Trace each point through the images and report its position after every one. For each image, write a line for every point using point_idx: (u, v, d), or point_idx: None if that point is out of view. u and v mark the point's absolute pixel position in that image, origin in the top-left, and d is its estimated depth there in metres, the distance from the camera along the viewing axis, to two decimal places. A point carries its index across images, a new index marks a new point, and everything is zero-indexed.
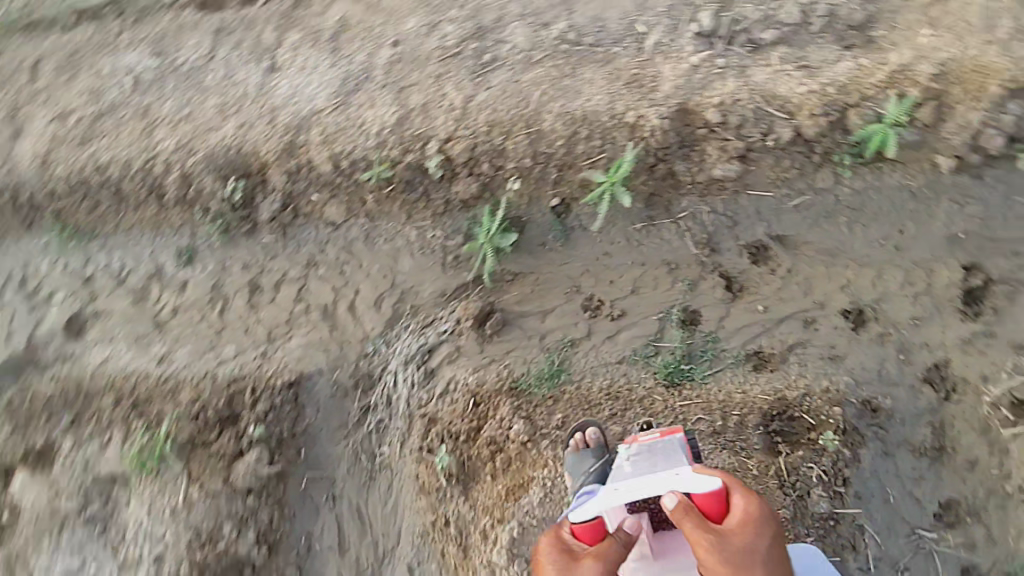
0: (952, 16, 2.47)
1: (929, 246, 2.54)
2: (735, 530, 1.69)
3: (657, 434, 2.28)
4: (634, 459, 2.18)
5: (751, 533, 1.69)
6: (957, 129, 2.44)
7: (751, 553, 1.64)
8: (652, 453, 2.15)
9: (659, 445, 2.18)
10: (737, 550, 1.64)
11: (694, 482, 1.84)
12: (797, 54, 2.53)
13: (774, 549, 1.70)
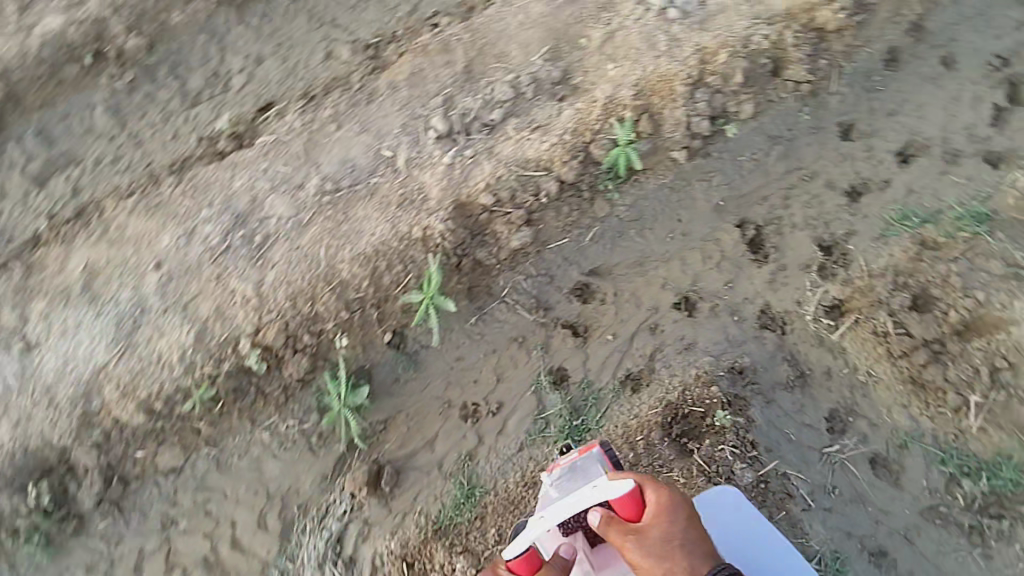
0: (626, 46, 2.86)
1: (704, 221, 2.91)
2: (653, 524, 2.06)
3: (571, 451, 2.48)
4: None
5: (668, 520, 2.07)
6: (674, 126, 2.81)
7: (667, 537, 2.06)
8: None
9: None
10: (657, 540, 2.04)
11: (603, 488, 2.08)
12: (526, 118, 2.83)
13: (683, 523, 2.10)
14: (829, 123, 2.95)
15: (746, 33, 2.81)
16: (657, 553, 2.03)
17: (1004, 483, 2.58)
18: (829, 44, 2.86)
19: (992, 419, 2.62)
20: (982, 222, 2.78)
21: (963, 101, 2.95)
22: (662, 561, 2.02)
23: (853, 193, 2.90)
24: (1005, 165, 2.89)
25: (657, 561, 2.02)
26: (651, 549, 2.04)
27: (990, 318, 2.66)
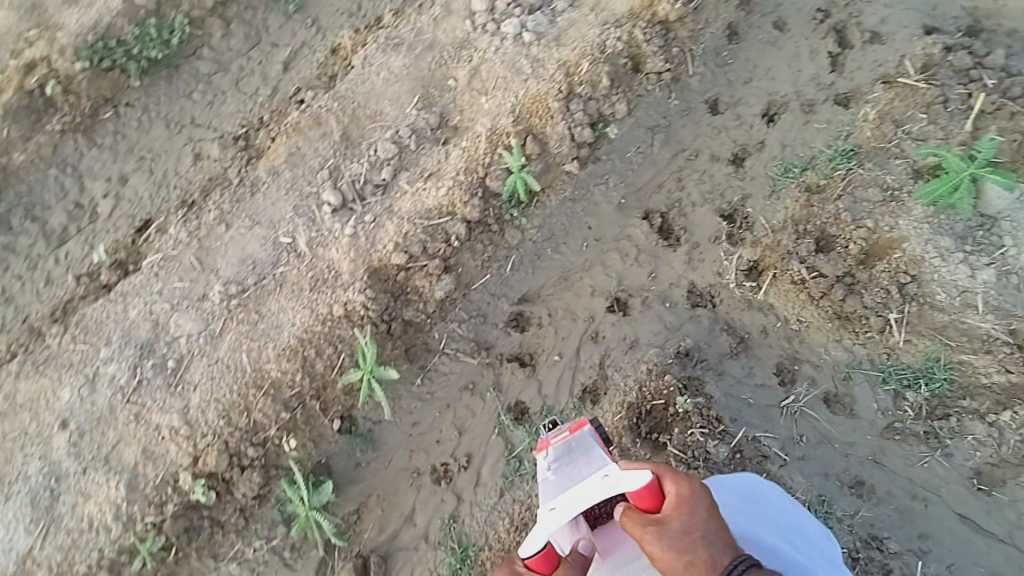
0: (492, 78, 3.03)
1: (612, 221, 2.99)
2: (673, 515, 1.82)
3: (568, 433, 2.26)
4: (556, 468, 2.15)
5: (688, 513, 1.83)
6: (559, 141, 2.89)
7: (690, 532, 1.79)
8: (570, 455, 2.15)
9: (572, 444, 2.19)
10: (677, 532, 1.78)
11: (618, 477, 1.85)
12: (417, 169, 2.94)
13: (710, 515, 1.84)
14: (695, 102, 3.15)
15: (598, 41, 3.01)
16: (679, 547, 1.76)
17: (943, 385, 2.58)
18: (675, 35, 3.08)
19: (918, 332, 2.62)
20: (850, 156, 2.90)
21: (802, 56, 3.20)
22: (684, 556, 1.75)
23: (736, 160, 3.06)
24: (855, 103, 3.09)
25: (677, 556, 1.75)
26: (671, 543, 1.77)
27: (882, 237, 2.69)
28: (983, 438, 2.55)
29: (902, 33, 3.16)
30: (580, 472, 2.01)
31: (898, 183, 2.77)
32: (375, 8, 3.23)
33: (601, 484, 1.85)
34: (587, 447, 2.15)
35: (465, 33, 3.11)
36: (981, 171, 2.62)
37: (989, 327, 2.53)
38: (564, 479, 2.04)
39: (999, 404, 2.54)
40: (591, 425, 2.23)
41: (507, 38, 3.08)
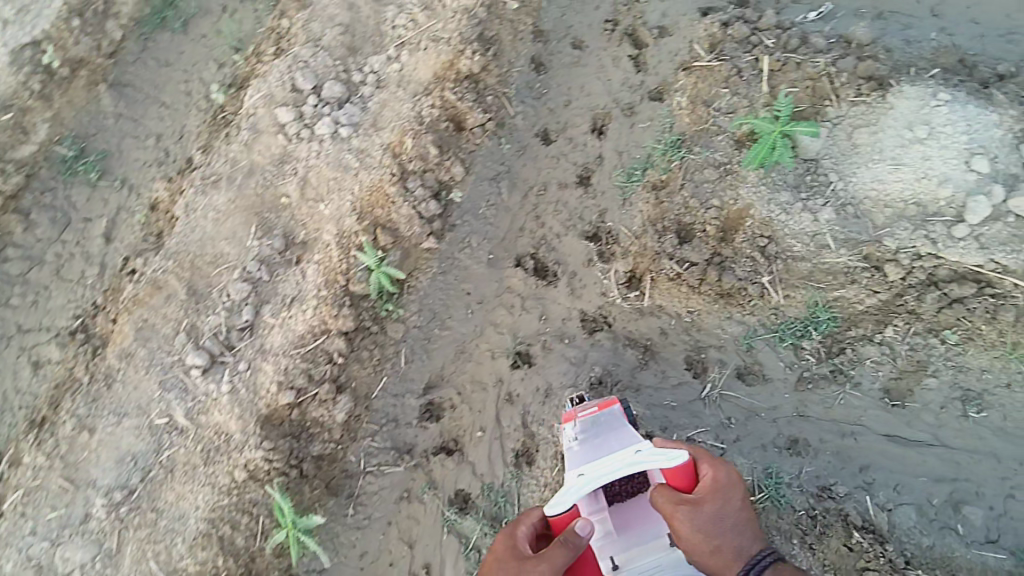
0: (324, 181, 2.98)
1: (488, 278, 2.98)
2: (707, 498, 2.18)
3: (598, 409, 2.42)
4: (585, 439, 2.32)
5: (721, 500, 2.19)
6: (408, 225, 2.88)
7: (718, 516, 2.15)
8: (599, 431, 2.32)
9: (601, 419, 2.38)
10: (709, 513, 2.13)
11: (654, 454, 2.04)
12: (278, 298, 2.83)
13: (734, 504, 2.21)
14: (528, 139, 3.21)
15: (414, 114, 3.04)
16: (709, 528, 2.10)
17: (828, 323, 2.71)
18: (485, 86, 3.17)
19: (793, 285, 2.74)
20: (679, 146, 2.99)
21: (607, 67, 3.35)
22: (711, 537, 2.10)
23: (582, 181, 3.12)
24: (667, 96, 3.22)
25: (703, 536, 2.09)
26: (701, 526, 2.10)
27: (732, 212, 2.81)
28: (879, 359, 2.69)
29: (683, 21, 3.36)
30: (613, 448, 2.19)
31: (726, 157, 2.90)
32: (178, 152, 3.27)
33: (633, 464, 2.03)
34: (614, 424, 2.34)
35: (282, 146, 3.05)
36: (788, 128, 2.79)
37: (846, 260, 2.69)
38: (595, 452, 2.22)
39: (880, 323, 2.70)
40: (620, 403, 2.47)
41: (325, 139, 3.04)
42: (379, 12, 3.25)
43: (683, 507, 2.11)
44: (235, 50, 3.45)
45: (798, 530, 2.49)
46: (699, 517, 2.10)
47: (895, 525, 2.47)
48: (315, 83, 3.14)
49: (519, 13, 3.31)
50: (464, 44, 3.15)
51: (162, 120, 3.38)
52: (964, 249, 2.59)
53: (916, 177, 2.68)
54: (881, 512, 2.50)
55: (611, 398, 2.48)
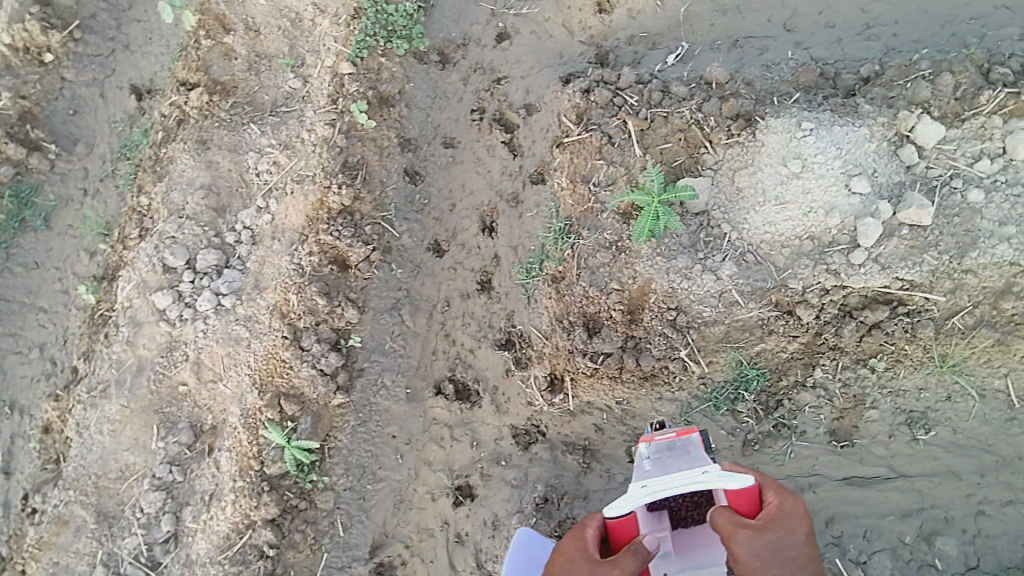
0: (218, 360, 2.87)
1: (409, 415, 2.86)
2: (771, 526, 2.03)
3: (673, 436, 2.38)
4: (654, 458, 2.31)
5: (785, 529, 2.04)
6: (311, 388, 2.77)
7: (777, 541, 2.00)
8: (673, 453, 2.30)
9: (675, 444, 2.35)
10: (769, 541, 1.99)
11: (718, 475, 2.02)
12: (196, 498, 2.73)
13: (801, 537, 2.05)
14: (420, 256, 3.11)
15: (294, 266, 2.94)
16: (767, 555, 1.97)
17: (758, 380, 2.60)
18: (361, 215, 3.05)
19: (713, 350, 2.63)
20: (567, 232, 2.89)
21: (484, 157, 3.24)
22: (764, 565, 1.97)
23: (483, 286, 3.02)
24: (548, 176, 3.10)
25: (756, 562, 1.97)
26: (756, 548, 1.98)
27: (633, 290, 2.68)
28: (817, 404, 2.58)
29: (547, 93, 3.22)
30: (676, 468, 2.16)
31: (616, 234, 2.77)
32: (64, 360, 3.18)
33: (692, 483, 2.02)
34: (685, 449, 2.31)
35: (167, 333, 2.92)
36: (665, 198, 2.67)
37: (758, 313, 2.59)
38: (660, 469, 2.20)
39: (808, 366, 2.59)
40: (699, 432, 2.38)
41: (208, 315, 2.94)
42: (239, 159, 3.24)
43: (741, 527, 2.01)
44: (101, 236, 3.37)
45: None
46: (754, 540, 1.98)
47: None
48: (186, 257, 3.04)
49: (380, 129, 3.18)
50: (329, 179, 3.04)
51: (42, 326, 3.29)
52: (867, 274, 2.53)
53: (803, 212, 2.62)
54: (855, 568, 2.37)
55: (689, 427, 2.43)
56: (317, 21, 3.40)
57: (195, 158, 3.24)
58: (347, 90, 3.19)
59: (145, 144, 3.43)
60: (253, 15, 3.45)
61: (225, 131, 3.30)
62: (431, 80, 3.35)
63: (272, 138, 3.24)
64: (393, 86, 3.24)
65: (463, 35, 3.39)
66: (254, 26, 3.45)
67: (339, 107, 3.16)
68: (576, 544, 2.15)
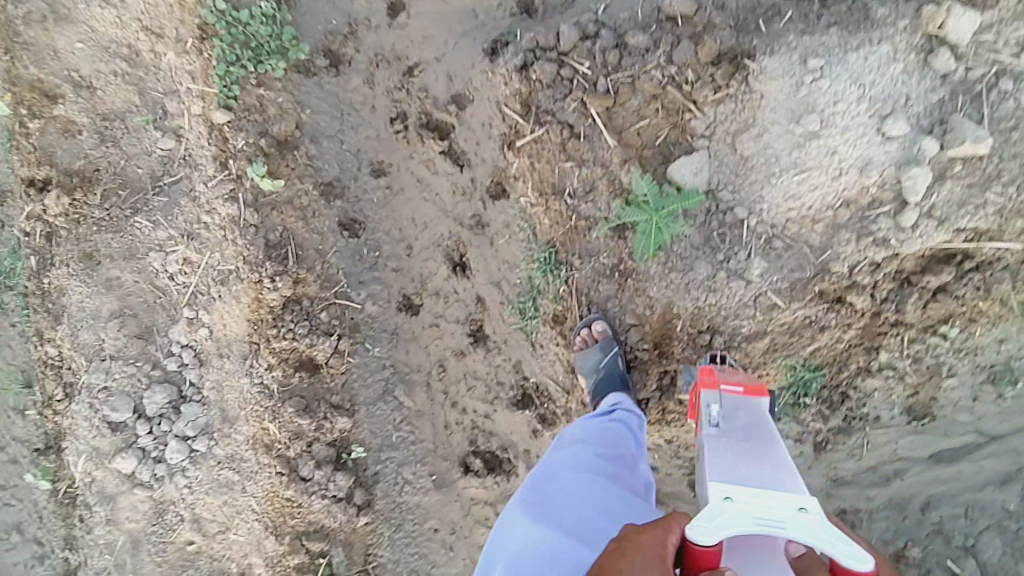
0: (218, 510, 2.54)
1: (445, 504, 2.61)
2: None
3: (742, 395, 1.80)
4: (725, 432, 1.68)
5: None
6: (329, 520, 2.48)
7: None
8: (750, 436, 1.65)
9: (751, 415, 1.76)
10: None
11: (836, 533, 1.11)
12: None
13: None
14: (393, 320, 2.67)
15: (258, 388, 2.49)
16: None
17: (816, 380, 2.29)
18: (311, 300, 2.53)
19: (761, 364, 2.30)
20: (554, 261, 2.46)
21: (425, 178, 2.68)
22: None
23: (476, 338, 2.63)
24: (509, 186, 2.58)
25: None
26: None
27: (654, 321, 2.34)
28: (888, 386, 2.28)
29: (477, 75, 2.58)
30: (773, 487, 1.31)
31: (613, 257, 2.35)
32: (51, 540, 2.70)
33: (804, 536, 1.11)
34: (763, 424, 1.71)
35: (148, 498, 2.55)
36: (665, 211, 2.24)
37: (803, 313, 2.23)
38: (735, 463, 1.49)
39: (871, 351, 2.25)
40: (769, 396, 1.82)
41: (185, 466, 2.54)
42: (140, 265, 2.63)
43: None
44: (29, 391, 2.73)
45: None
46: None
47: (985, 564, 2.17)
48: (132, 406, 2.56)
49: (292, 184, 2.55)
50: (256, 271, 2.48)
51: (10, 504, 2.74)
52: (921, 235, 2.09)
53: (833, 177, 2.11)
54: (966, 557, 2.20)
55: (758, 385, 1.85)
56: (159, 51, 2.61)
57: (89, 280, 2.63)
58: (235, 145, 2.51)
59: (23, 269, 2.72)
60: (77, 66, 2.63)
61: (109, 234, 2.65)
62: (330, 92, 2.65)
63: (170, 228, 2.61)
64: (287, 122, 2.55)
65: (346, 19, 2.65)
66: (85, 81, 2.64)
67: (234, 171, 2.51)
68: (647, 544, 1.18)
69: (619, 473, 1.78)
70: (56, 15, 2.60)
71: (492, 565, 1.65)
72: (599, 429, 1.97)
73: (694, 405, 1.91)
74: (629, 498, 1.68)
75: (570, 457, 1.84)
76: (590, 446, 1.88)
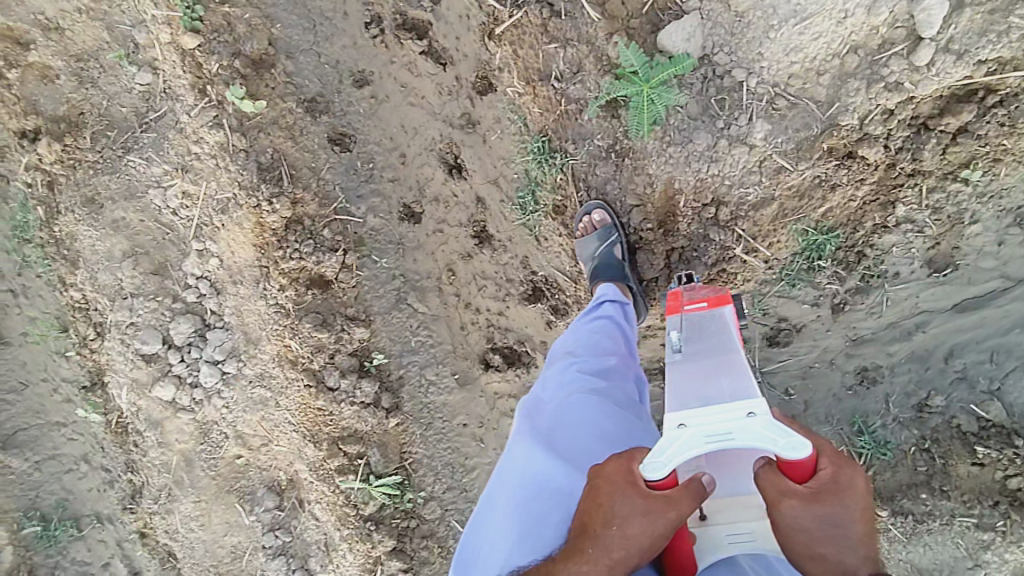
0: (258, 425, 2.69)
1: (470, 400, 2.71)
2: (828, 504, 1.17)
3: (707, 308, 1.86)
4: (684, 349, 1.69)
5: (846, 508, 1.17)
6: (362, 424, 2.59)
7: (838, 521, 1.16)
8: (706, 346, 1.67)
9: (711, 323, 1.80)
10: (819, 523, 1.16)
11: (782, 428, 1.19)
12: (314, 549, 2.76)
13: (869, 521, 1.19)
14: (398, 231, 2.66)
15: (274, 309, 2.55)
16: (812, 538, 1.16)
17: (832, 241, 2.22)
18: (313, 220, 2.53)
19: (771, 232, 2.24)
20: (549, 150, 2.41)
21: (409, 80, 2.59)
22: (805, 547, 1.18)
23: (481, 239, 2.62)
24: (494, 80, 2.49)
25: (797, 544, 1.18)
26: (794, 526, 1.17)
27: (657, 201, 2.31)
28: (906, 240, 2.21)
29: None
30: (723, 398, 1.37)
31: (608, 138, 2.28)
32: (115, 465, 2.90)
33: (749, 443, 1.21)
34: (724, 330, 1.75)
35: (192, 421, 2.72)
36: (656, 80, 2.10)
37: (812, 173, 2.13)
38: (689, 387, 1.47)
39: (887, 206, 2.17)
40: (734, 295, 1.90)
41: (219, 388, 2.68)
42: (142, 204, 2.64)
43: (780, 494, 1.19)
44: (65, 334, 2.84)
45: (920, 474, 2.19)
46: (794, 518, 1.17)
47: (1012, 406, 2.09)
48: (161, 337, 2.67)
49: (275, 105, 2.48)
50: (253, 196, 2.47)
51: (72, 439, 2.95)
52: (938, 74, 1.93)
53: (837, 21, 1.94)
54: (991, 400, 2.12)
55: (722, 291, 1.93)
56: None
57: (96, 223, 2.67)
58: (210, 70, 2.44)
59: (33, 220, 2.75)
60: (40, 8, 2.52)
61: (106, 175, 2.65)
62: (298, 3, 2.54)
63: (163, 163, 2.59)
64: (258, 40, 2.46)
65: None
66: (53, 23, 2.54)
67: (214, 97, 2.45)
68: (617, 474, 1.32)
69: (606, 385, 1.81)
70: None
71: (492, 501, 1.73)
72: (586, 341, 1.98)
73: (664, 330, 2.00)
74: (616, 413, 1.73)
75: (558, 381, 1.86)
76: (577, 360, 1.90)
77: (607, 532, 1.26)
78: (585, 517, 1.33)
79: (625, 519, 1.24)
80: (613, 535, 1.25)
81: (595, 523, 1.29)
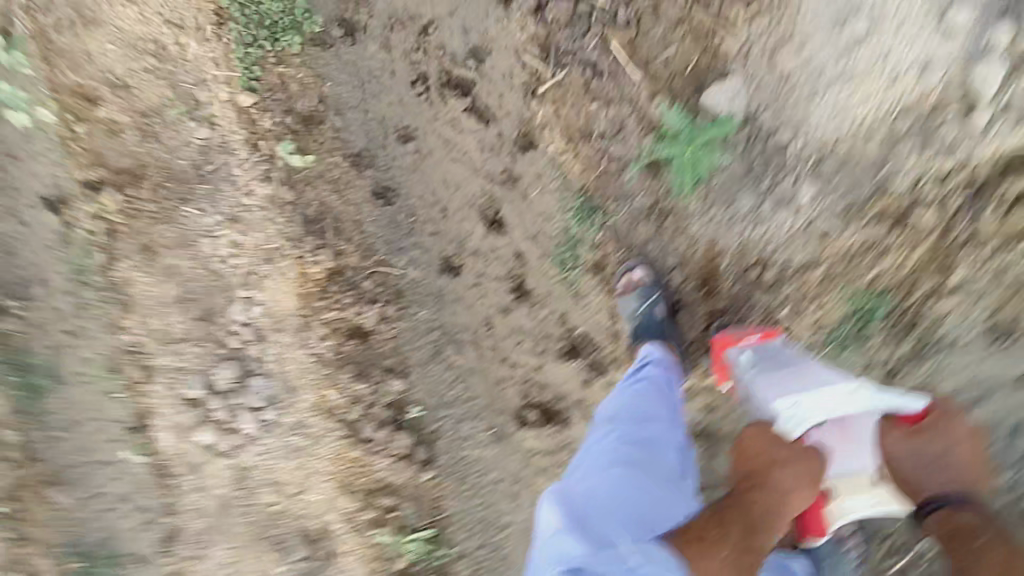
0: (292, 475, 2.65)
1: (504, 455, 2.64)
2: (913, 441, 1.67)
3: (761, 339, 2.10)
4: (762, 369, 1.97)
5: (945, 440, 1.65)
6: (396, 476, 2.62)
7: (934, 453, 1.63)
8: (782, 363, 1.97)
9: (780, 356, 2.02)
10: (918, 451, 1.66)
11: (887, 395, 1.74)
12: None
13: (942, 463, 1.62)
14: (436, 283, 2.74)
15: (312, 358, 2.62)
16: (923, 463, 1.64)
17: (881, 305, 2.06)
18: (353, 269, 2.69)
19: (819, 294, 2.13)
20: (591, 208, 2.42)
21: (451, 138, 2.68)
22: (905, 475, 1.67)
23: (519, 293, 2.61)
24: (536, 136, 2.50)
25: (921, 469, 1.64)
26: (894, 455, 1.70)
27: (699, 259, 2.29)
28: (962, 305, 1.94)
29: (492, 24, 2.52)
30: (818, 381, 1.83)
31: (652, 198, 2.30)
32: (154, 507, 2.60)
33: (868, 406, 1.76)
34: (799, 360, 1.98)
35: (232, 467, 2.68)
36: (699, 140, 2.17)
37: (858, 237, 2.06)
38: (788, 384, 1.85)
39: (943, 270, 1.97)
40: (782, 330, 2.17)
41: (258, 435, 2.69)
42: (194, 252, 2.72)
43: (891, 435, 1.73)
44: (114, 373, 2.58)
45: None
46: (886, 451, 1.72)
47: None
48: (204, 383, 2.68)
49: (322, 159, 2.79)
50: (298, 247, 2.65)
51: (100, 484, 2.50)
52: (997, 136, 1.83)
53: (889, 83, 1.92)
54: None
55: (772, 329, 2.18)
56: (184, 43, 2.80)
57: (148, 268, 2.66)
58: (263, 125, 2.79)
59: (91, 258, 2.56)
60: (111, 66, 2.66)
61: (163, 225, 2.69)
62: (348, 62, 2.90)
63: (216, 214, 2.73)
64: (308, 100, 2.70)
65: None
66: (120, 81, 2.67)
67: (265, 151, 2.76)
68: (763, 440, 1.73)
69: (645, 457, 1.78)
70: (84, 18, 2.62)
71: None
72: (624, 407, 1.95)
73: (721, 371, 2.14)
74: (658, 490, 1.69)
75: (597, 454, 1.82)
76: (615, 432, 1.87)
77: (777, 477, 1.63)
78: (754, 476, 1.65)
79: (793, 464, 1.65)
80: (786, 473, 1.63)
81: (762, 475, 1.64)
